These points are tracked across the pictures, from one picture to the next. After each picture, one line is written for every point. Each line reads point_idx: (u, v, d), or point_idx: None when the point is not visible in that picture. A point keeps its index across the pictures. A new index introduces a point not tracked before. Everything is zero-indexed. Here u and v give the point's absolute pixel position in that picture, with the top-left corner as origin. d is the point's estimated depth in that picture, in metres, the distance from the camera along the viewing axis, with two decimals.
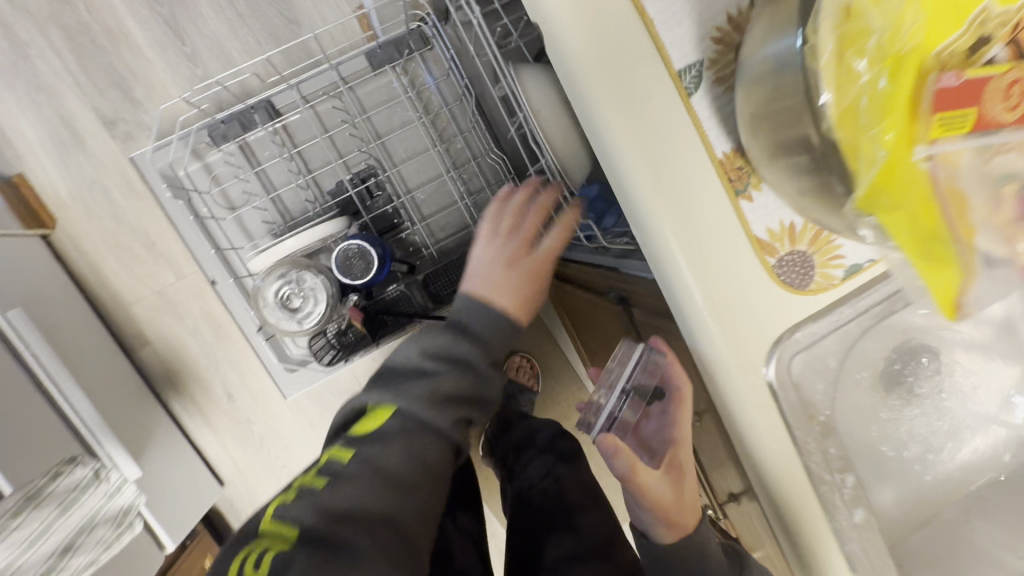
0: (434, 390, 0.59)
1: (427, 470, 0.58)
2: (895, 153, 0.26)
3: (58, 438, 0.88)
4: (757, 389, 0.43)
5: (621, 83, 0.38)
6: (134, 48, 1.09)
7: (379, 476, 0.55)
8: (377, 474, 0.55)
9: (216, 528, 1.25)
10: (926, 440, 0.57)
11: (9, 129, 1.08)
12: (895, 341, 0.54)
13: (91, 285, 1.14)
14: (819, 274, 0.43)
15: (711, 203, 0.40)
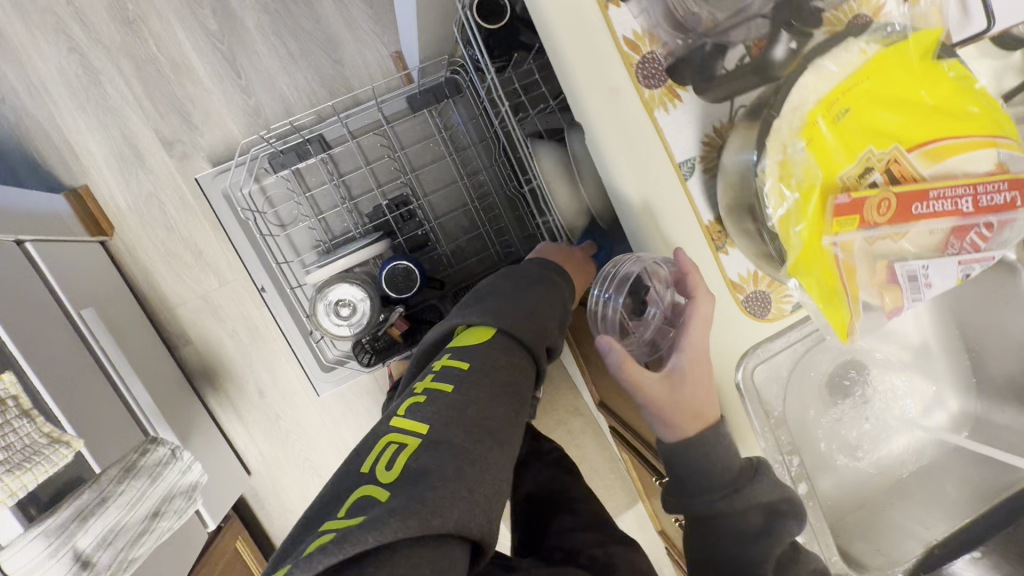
0: (528, 309, 0.70)
1: (521, 370, 0.66)
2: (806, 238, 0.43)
3: (123, 425, 1.00)
4: (727, 390, 0.59)
5: (637, 169, 0.53)
6: (195, 80, 1.23)
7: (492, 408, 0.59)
8: (485, 371, 0.63)
9: (242, 514, 1.36)
10: (857, 437, 0.73)
11: (77, 146, 1.21)
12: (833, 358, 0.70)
13: (141, 288, 1.26)
14: (777, 307, 0.57)
15: (697, 255, 0.55)
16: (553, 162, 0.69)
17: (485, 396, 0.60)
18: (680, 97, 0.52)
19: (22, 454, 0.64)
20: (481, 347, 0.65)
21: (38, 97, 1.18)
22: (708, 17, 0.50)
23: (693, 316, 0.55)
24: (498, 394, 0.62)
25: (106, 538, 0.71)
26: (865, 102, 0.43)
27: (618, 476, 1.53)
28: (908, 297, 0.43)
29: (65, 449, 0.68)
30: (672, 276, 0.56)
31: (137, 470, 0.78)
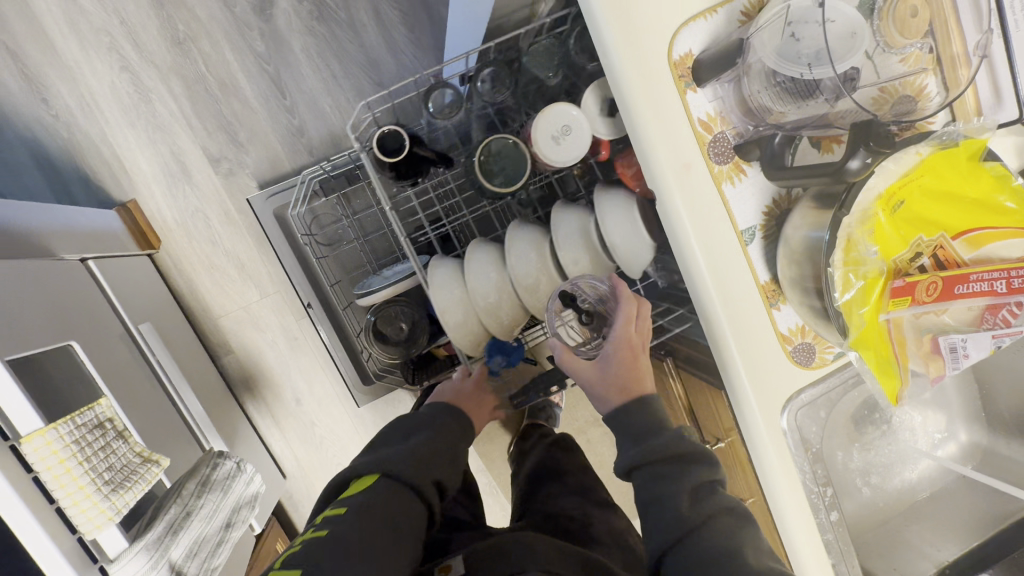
0: (411, 450, 0.75)
1: (407, 514, 0.68)
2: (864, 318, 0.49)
3: (180, 436, 1.05)
4: (777, 431, 0.64)
5: (704, 235, 0.59)
6: (242, 100, 1.26)
7: (381, 529, 0.65)
8: (368, 510, 0.66)
9: (277, 515, 1.42)
10: (878, 466, 0.81)
11: (128, 161, 1.25)
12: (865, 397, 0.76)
13: (186, 299, 1.31)
14: (819, 356, 0.64)
15: (754, 311, 0.61)
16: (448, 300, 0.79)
17: (369, 533, 0.64)
18: (746, 172, 0.59)
19: (122, 474, 0.69)
20: (365, 492, 0.69)
21: (90, 115, 1.23)
22: (779, 110, 0.56)
23: (621, 316, 0.70)
24: (386, 532, 0.65)
25: (193, 549, 0.79)
26: (918, 195, 0.49)
27: (632, 485, 1.60)
28: (950, 365, 0.49)
29: (156, 469, 0.73)
30: (609, 290, 0.72)
31: (211, 484, 0.84)
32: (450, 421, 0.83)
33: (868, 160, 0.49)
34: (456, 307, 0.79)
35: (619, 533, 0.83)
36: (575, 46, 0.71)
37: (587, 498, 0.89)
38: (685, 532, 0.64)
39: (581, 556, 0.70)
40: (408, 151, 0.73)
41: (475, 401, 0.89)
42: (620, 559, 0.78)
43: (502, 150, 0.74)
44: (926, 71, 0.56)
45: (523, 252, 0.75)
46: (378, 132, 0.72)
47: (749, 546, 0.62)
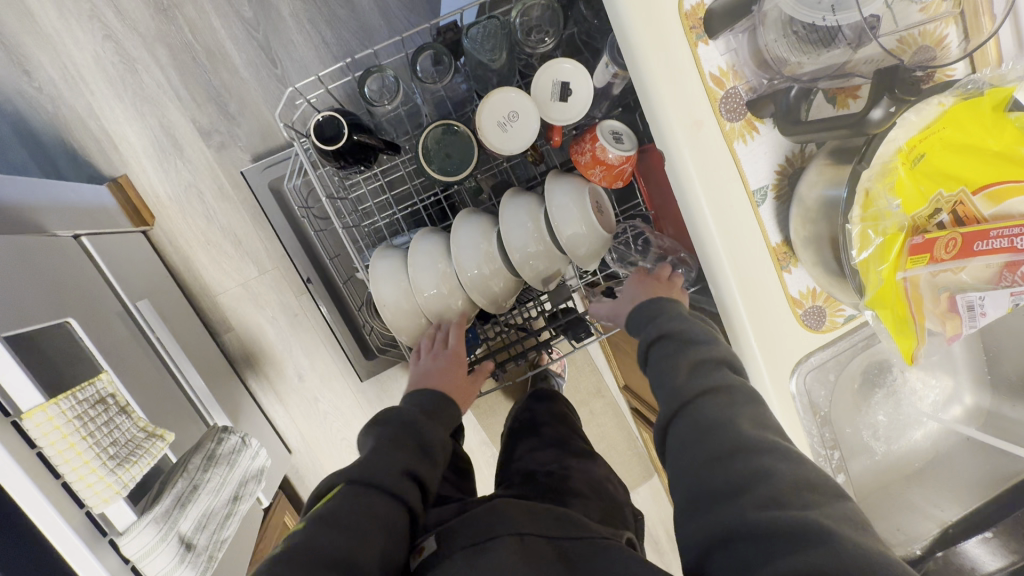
0: (373, 452, 0.66)
1: (375, 522, 0.60)
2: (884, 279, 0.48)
3: (182, 411, 1.05)
4: (785, 394, 0.63)
5: (716, 196, 0.57)
6: (231, 69, 1.21)
7: (342, 542, 0.57)
8: (329, 523, 0.58)
9: (283, 489, 1.44)
10: (882, 427, 0.81)
11: (116, 136, 1.21)
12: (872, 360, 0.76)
13: (183, 276, 1.29)
14: (830, 319, 0.63)
15: (766, 273, 0.60)
16: (389, 291, 0.75)
17: (324, 551, 0.56)
18: (758, 129, 0.56)
19: (127, 449, 0.69)
20: (328, 503, 0.61)
21: (75, 87, 1.19)
22: (795, 61, 0.54)
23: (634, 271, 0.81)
24: (350, 547, 0.57)
25: (202, 522, 0.80)
26: (939, 148, 0.47)
27: (634, 454, 1.61)
28: (967, 324, 0.48)
29: (161, 444, 0.72)
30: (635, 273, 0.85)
31: (217, 458, 0.83)
32: (414, 412, 0.73)
33: (892, 108, 0.49)
34: (398, 297, 0.75)
35: (598, 482, 0.81)
36: (520, 28, 0.69)
37: (567, 450, 0.86)
38: (682, 406, 0.61)
39: (550, 512, 0.67)
40: (347, 138, 0.69)
41: (445, 385, 0.78)
42: (599, 510, 0.75)
43: (444, 136, 0.71)
44: (948, 19, 0.54)
45: (470, 241, 0.75)
46: (316, 119, 0.69)
47: (744, 415, 0.57)
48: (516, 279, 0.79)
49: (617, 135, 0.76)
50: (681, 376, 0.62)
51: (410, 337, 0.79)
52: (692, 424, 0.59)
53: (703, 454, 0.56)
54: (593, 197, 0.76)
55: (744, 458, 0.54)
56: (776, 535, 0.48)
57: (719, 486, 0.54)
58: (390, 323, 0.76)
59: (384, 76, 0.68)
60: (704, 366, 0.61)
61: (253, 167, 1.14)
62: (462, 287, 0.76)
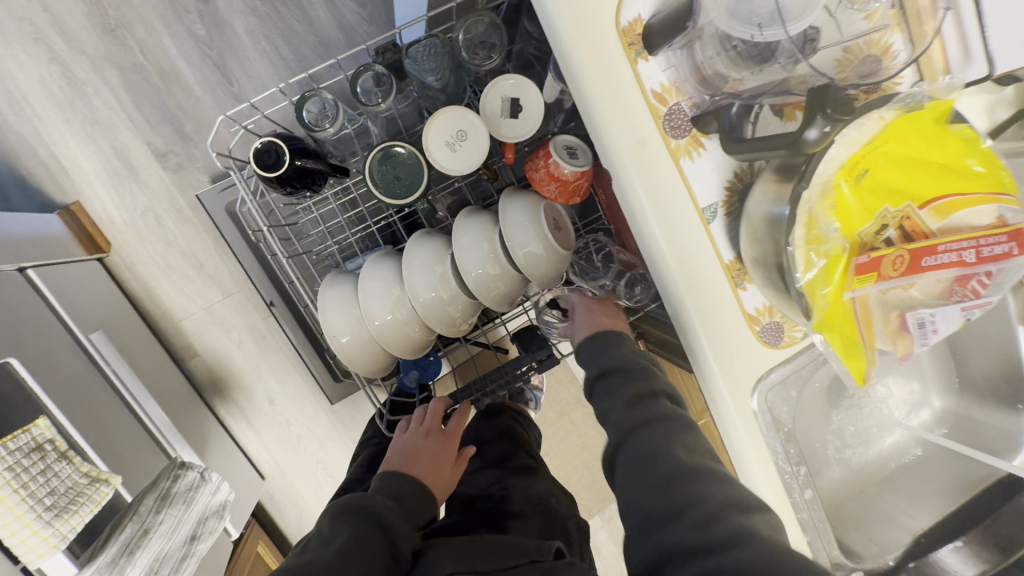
0: (337, 556, 0.57)
1: None
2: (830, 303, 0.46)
3: (142, 445, 1.02)
4: (746, 413, 0.62)
5: (663, 213, 0.56)
6: (186, 89, 1.18)
7: None
8: None
9: (257, 516, 1.40)
10: (852, 435, 0.80)
11: (66, 161, 1.17)
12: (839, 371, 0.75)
13: (143, 302, 1.25)
14: (789, 334, 0.61)
15: (717, 291, 0.59)
16: (341, 322, 0.73)
17: None
18: (704, 145, 0.55)
19: (67, 498, 0.65)
20: None
21: (21, 113, 1.15)
22: (736, 77, 0.52)
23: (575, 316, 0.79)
24: None
25: (152, 568, 0.77)
26: (884, 163, 0.46)
27: None
28: (919, 342, 0.47)
29: (105, 488, 0.68)
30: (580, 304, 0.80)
31: (172, 498, 0.79)
32: (383, 497, 0.65)
33: (827, 129, 0.45)
34: (351, 326, 0.73)
35: (538, 497, 0.79)
36: (465, 46, 0.67)
37: (507, 468, 0.83)
38: (625, 436, 0.65)
39: (474, 542, 0.63)
40: (289, 165, 0.66)
41: (423, 453, 0.75)
42: (537, 528, 0.74)
43: (391, 158, 0.69)
44: (890, 27, 0.53)
45: (424, 265, 0.73)
46: (255, 146, 0.66)
47: (680, 443, 0.62)
48: (473, 301, 0.77)
49: (571, 150, 0.74)
50: (623, 408, 0.66)
51: (366, 367, 0.76)
52: (634, 449, 0.63)
53: (646, 479, 0.61)
54: (549, 214, 0.74)
55: (686, 481, 0.58)
56: (712, 546, 0.53)
57: (654, 498, 0.59)
58: (345, 353, 0.74)
59: (323, 99, 0.66)
60: (647, 407, 0.65)
61: (211, 187, 1.11)
62: (417, 313, 0.73)
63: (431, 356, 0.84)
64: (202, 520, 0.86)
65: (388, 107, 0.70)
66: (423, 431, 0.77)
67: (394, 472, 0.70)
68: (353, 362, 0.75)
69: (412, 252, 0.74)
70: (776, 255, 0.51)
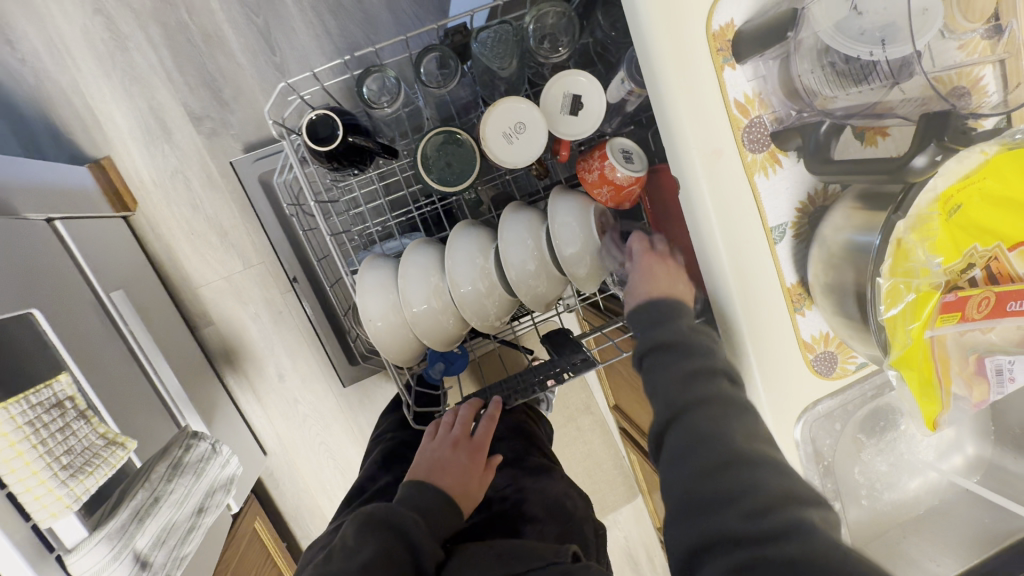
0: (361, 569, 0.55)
1: None
2: (914, 341, 0.45)
3: (154, 409, 1.00)
4: (787, 442, 0.60)
5: (732, 228, 0.53)
6: (227, 54, 1.16)
7: None
8: None
9: (256, 492, 1.39)
10: (880, 474, 0.78)
11: (102, 115, 1.16)
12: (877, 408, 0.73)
13: (163, 265, 1.23)
14: (841, 365, 0.60)
15: (778, 315, 0.57)
16: (378, 306, 0.71)
17: None
18: (781, 163, 0.53)
19: (83, 458, 0.64)
20: None
21: (61, 61, 1.13)
22: (827, 94, 0.50)
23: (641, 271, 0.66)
24: None
25: (160, 538, 0.73)
26: (977, 201, 0.44)
27: (620, 474, 1.58)
28: (995, 390, 0.45)
29: (121, 452, 0.68)
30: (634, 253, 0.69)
31: (183, 467, 0.79)
32: (408, 510, 0.64)
33: (938, 157, 0.42)
34: (385, 312, 0.71)
35: (554, 500, 0.77)
36: (534, 35, 0.65)
37: (522, 467, 0.81)
38: (674, 415, 0.54)
39: (492, 549, 0.62)
40: (342, 140, 0.65)
41: (451, 466, 0.71)
42: (554, 533, 0.71)
43: (446, 144, 0.67)
44: (985, 61, 0.50)
45: (466, 256, 0.71)
46: (310, 117, 0.65)
47: (739, 428, 0.51)
48: (511, 299, 0.75)
49: (626, 153, 0.72)
50: (670, 386, 0.55)
51: (395, 354, 0.75)
52: (683, 435, 0.53)
53: (695, 460, 0.51)
54: (598, 217, 0.72)
55: (736, 472, 0.49)
56: (756, 539, 0.45)
57: (698, 487, 0.50)
58: (377, 338, 0.73)
59: (385, 76, 0.64)
60: (696, 382, 0.54)
61: (246, 156, 1.08)
62: (454, 304, 0.72)
63: (457, 350, 0.82)
64: (210, 495, 0.85)
65: (447, 92, 0.68)
66: (451, 440, 0.73)
67: (420, 489, 0.68)
68: (384, 348, 0.74)
69: (454, 244, 0.72)
70: (848, 281, 0.50)
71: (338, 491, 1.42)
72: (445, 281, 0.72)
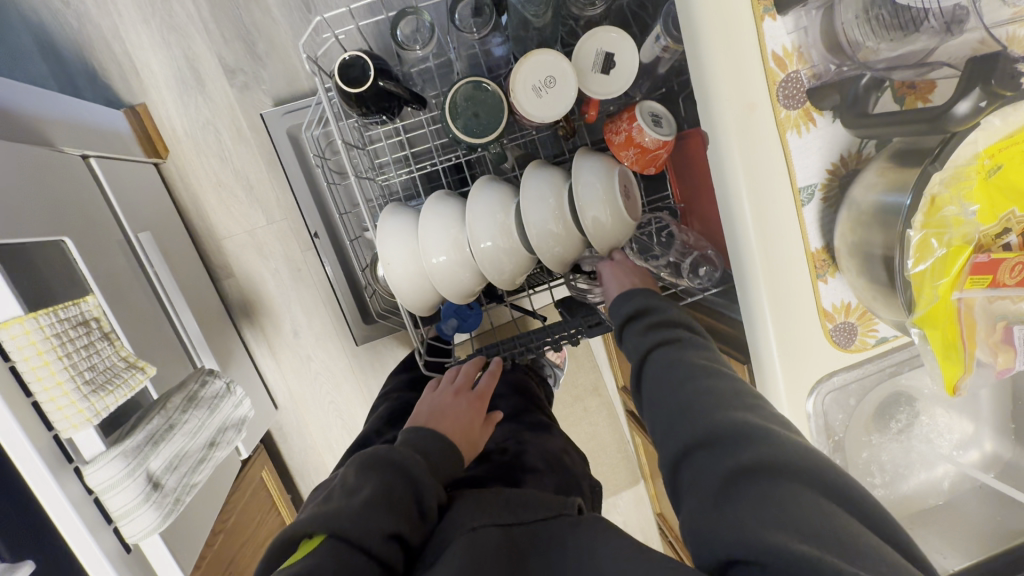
0: (363, 506, 0.55)
1: None
2: (940, 300, 0.44)
3: (172, 349, 1.02)
4: (799, 411, 0.59)
5: (759, 185, 0.52)
6: (264, 8, 1.17)
7: None
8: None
9: (264, 444, 1.42)
10: (891, 462, 0.77)
11: (139, 62, 1.18)
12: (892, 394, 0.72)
13: (189, 214, 1.26)
14: (861, 338, 0.59)
15: (799, 280, 0.56)
16: (399, 253, 0.72)
17: None
18: (816, 121, 0.52)
19: (104, 376, 0.66)
20: (301, 561, 0.50)
21: (103, 6, 1.15)
22: (871, 46, 0.49)
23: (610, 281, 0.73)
24: None
25: (173, 464, 0.75)
26: (1020, 161, 0.42)
27: (622, 458, 1.58)
28: (1022, 358, 0.44)
29: (140, 375, 0.70)
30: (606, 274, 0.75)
31: (198, 401, 0.82)
32: (409, 450, 0.64)
33: (983, 103, 0.40)
34: (404, 260, 0.72)
35: (554, 455, 0.79)
36: None
37: (522, 425, 0.83)
38: (643, 357, 0.63)
39: (500, 496, 0.62)
40: (373, 83, 0.65)
41: (451, 412, 0.74)
42: (553, 485, 0.73)
43: (475, 94, 0.67)
44: None
45: (487, 210, 0.71)
46: (343, 58, 0.65)
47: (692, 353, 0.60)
48: (530, 257, 0.75)
49: (656, 117, 0.71)
50: (638, 335, 0.64)
51: (412, 303, 0.76)
52: (654, 369, 0.60)
53: (667, 385, 0.57)
54: (622, 180, 0.71)
55: (696, 381, 0.55)
56: (721, 440, 0.50)
57: (669, 409, 0.56)
58: (396, 285, 0.74)
59: (419, 20, 0.65)
60: (661, 328, 0.64)
61: (276, 108, 1.09)
62: (472, 258, 0.72)
63: (472, 308, 0.83)
64: (223, 432, 0.87)
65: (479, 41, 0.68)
66: (452, 390, 0.77)
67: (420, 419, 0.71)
68: (402, 297, 0.75)
69: (476, 197, 0.72)
70: (874, 244, 0.49)
71: (344, 450, 1.45)
72: (463, 234, 0.72)
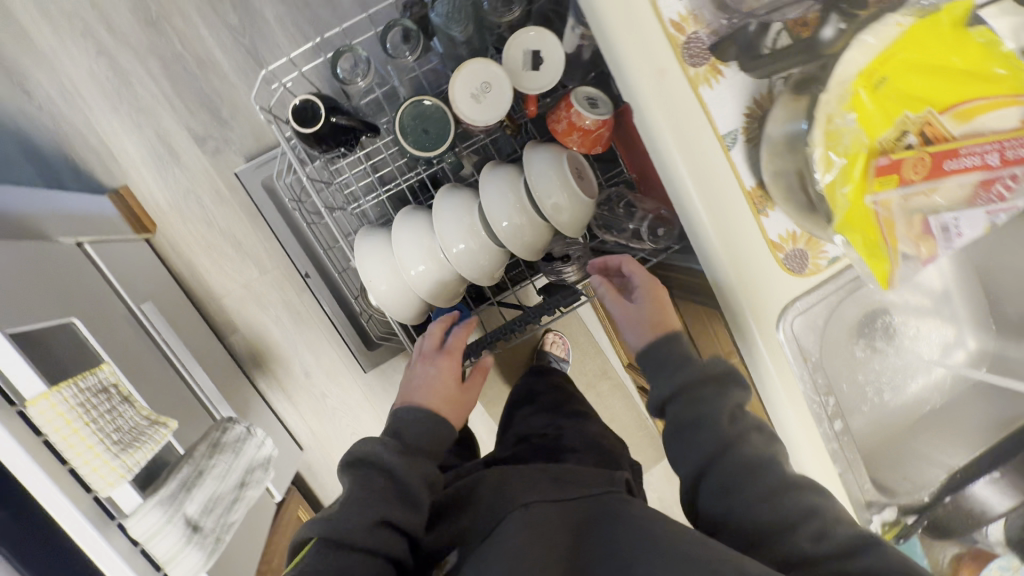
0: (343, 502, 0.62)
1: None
2: (851, 206, 0.48)
3: (189, 406, 1.07)
4: (772, 341, 0.63)
5: (684, 138, 0.57)
6: (221, 75, 1.24)
7: None
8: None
9: (298, 486, 1.46)
10: (896, 376, 0.79)
11: (115, 146, 1.25)
12: (874, 312, 0.76)
13: (186, 279, 1.32)
14: (812, 261, 0.63)
15: (742, 217, 0.60)
16: (378, 270, 0.78)
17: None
18: (723, 73, 0.57)
19: (130, 435, 0.71)
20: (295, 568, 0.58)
21: (72, 103, 1.23)
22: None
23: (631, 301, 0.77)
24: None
25: (208, 506, 0.80)
26: (902, 70, 0.47)
27: (646, 435, 1.60)
28: (942, 246, 0.49)
29: (163, 430, 0.75)
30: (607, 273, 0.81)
31: (222, 447, 0.86)
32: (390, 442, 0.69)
33: (842, 26, 0.54)
34: (385, 276, 0.78)
35: (590, 438, 0.83)
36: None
37: (558, 414, 0.89)
38: (670, 395, 0.68)
39: (546, 471, 0.69)
40: (326, 119, 0.71)
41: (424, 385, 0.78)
42: (593, 460, 0.76)
43: (421, 111, 0.73)
44: None
45: (452, 214, 0.76)
46: (295, 103, 0.71)
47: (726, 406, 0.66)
48: (502, 251, 0.79)
49: (592, 100, 0.76)
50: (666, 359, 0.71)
51: (400, 312, 0.81)
52: (678, 406, 0.68)
53: (687, 435, 0.67)
54: (573, 162, 0.76)
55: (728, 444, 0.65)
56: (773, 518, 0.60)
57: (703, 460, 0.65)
58: (381, 299, 0.79)
59: (356, 55, 0.71)
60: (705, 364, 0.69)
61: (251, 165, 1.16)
62: (449, 262, 0.77)
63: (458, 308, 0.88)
64: (250, 472, 0.91)
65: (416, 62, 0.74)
66: (423, 356, 0.81)
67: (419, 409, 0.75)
68: (391, 310, 0.81)
69: (444, 206, 0.77)
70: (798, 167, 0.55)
71: None
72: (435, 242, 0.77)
